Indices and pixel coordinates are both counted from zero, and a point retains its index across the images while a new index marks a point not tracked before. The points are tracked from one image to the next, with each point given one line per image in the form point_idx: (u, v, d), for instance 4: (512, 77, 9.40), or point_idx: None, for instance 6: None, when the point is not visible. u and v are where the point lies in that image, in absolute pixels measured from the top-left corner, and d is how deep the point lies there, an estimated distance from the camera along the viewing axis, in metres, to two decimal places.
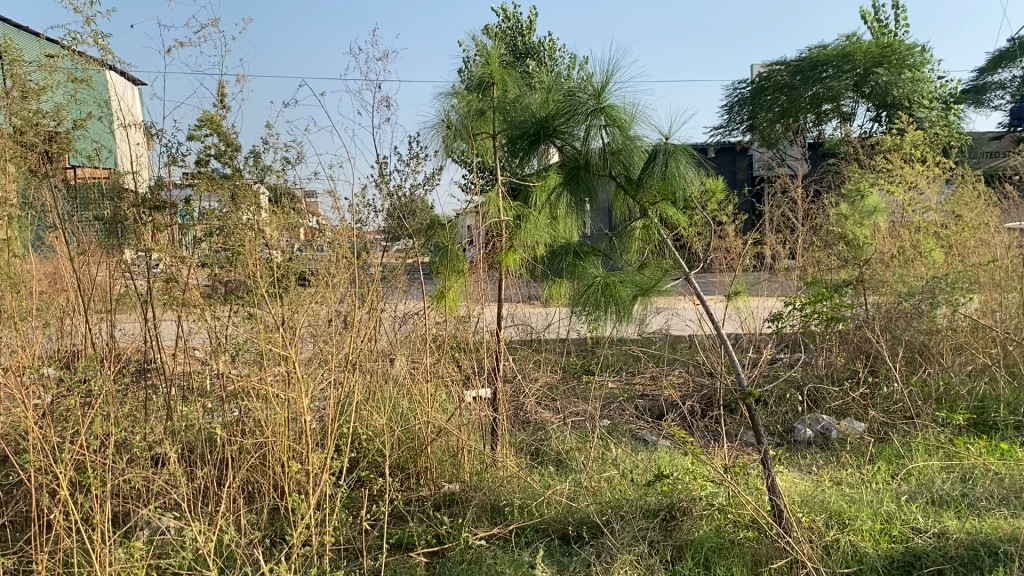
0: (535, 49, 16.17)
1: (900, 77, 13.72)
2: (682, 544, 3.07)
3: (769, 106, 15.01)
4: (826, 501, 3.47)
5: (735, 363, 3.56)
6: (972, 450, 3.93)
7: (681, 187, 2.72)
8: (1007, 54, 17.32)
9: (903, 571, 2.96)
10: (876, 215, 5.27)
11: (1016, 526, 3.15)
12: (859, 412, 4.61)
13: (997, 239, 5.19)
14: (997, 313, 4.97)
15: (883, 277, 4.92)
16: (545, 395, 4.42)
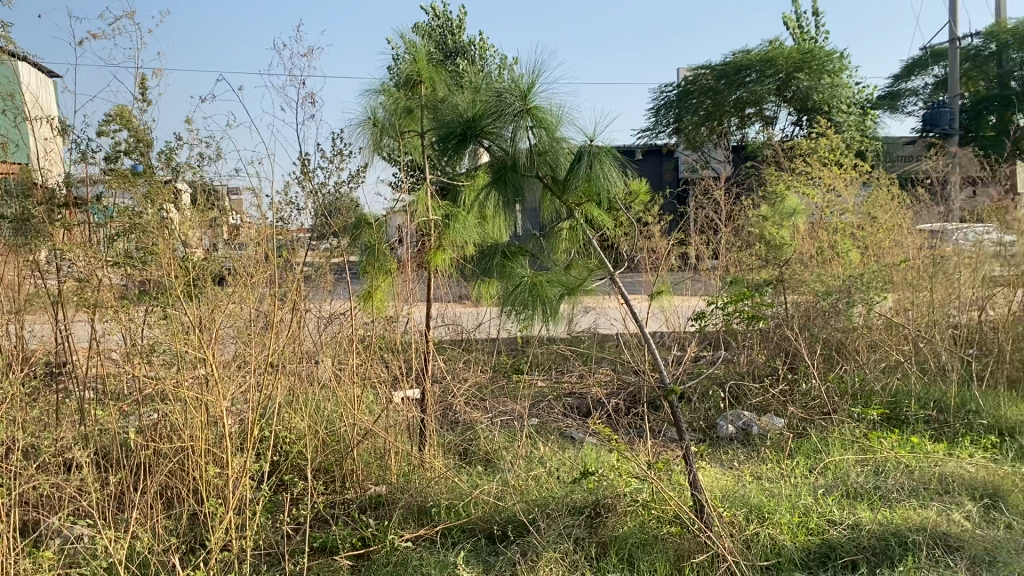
0: (464, 48, 16.13)
1: (820, 82, 14.14)
2: (606, 541, 3.11)
3: (695, 108, 15.23)
4: (747, 495, 3.55)
5: (660, 361, 3.61)
6: (885, 444, 4.07)
7: (606, 188, 2.73)
8: (920, 61, 18.00)
9: (818, 562, 3.05)
10: (796, 217, 5.41)
11: (924, 516, 3.27)
12: (779, 408, 4.70)
13: (910, 240, 5.30)
14: (909, 312, 5.16)
15: (802, 277, 5.08)
16: (473, 395, 4.42)
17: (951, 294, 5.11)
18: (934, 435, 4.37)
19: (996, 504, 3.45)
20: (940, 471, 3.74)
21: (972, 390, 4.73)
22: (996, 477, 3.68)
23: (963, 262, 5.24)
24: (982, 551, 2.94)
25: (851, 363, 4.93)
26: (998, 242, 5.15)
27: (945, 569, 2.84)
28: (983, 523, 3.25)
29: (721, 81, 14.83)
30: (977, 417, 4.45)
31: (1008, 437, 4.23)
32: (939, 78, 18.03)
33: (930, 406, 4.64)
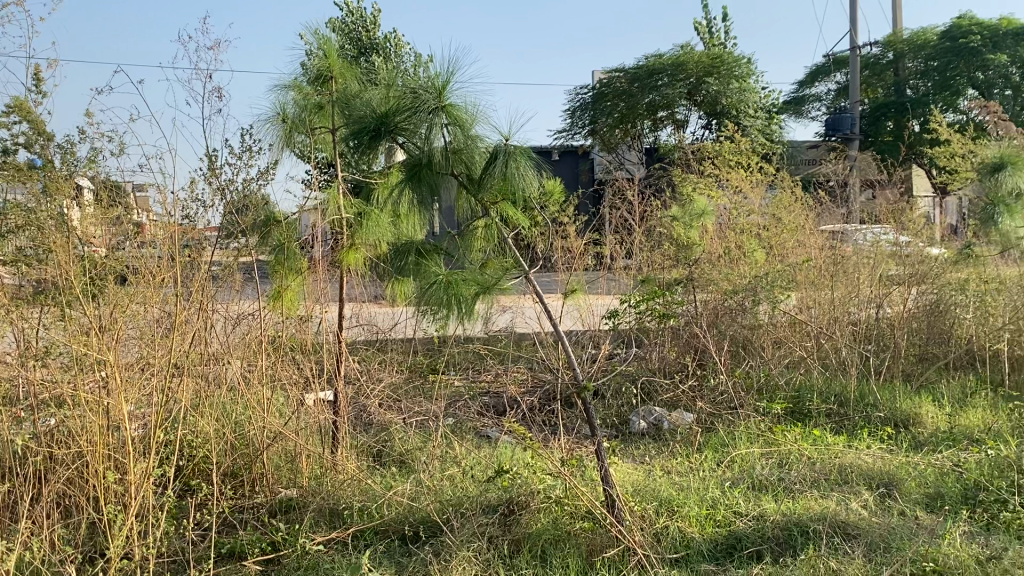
0: (380, 46, 16.00)
1: (728, 87, 14.59)
2: (519, 538, 3.12)
3: (609, 111, 15.38)
4: (657, 489, 3.63)
5: (573, 359, 3.65)
6: (789, 437, 4.22)
7: (521, 188, 2.76)
8: (823, 68, 18.71)
9: (725, 553, 3.14)
10: (704, 218, 5.32)
11: (825, 505, 3.40)
12: (689, 404, 4.83)
13: (813, 241, 5.58)
14: (812, 309, 5.34)
15: (710, 276, 5.12)
16: (388, 396, 4.38)
17: (851, 292, 5.33)
18: (834, 427, 4.55)
19: (891, 493, 3.61)
20: (839, 462, 3.89)
21: (870, 384, 4.94)
22: (891, 467, 3.85)
23: (861, 261, 5.46)
24: (878, 537, 3.07)
25: (757, 359, 5.08)
26: (894, 242, 5.37)
27: (843, 555, 2.95)
28: (879, 510, 3.40)
29: (634, 84, 14.96)
30: (873, 410, 4.66)
31: (902, 428, 4.44)
32: (841, 85, 18.78)
33: (831, 399, 4.83)
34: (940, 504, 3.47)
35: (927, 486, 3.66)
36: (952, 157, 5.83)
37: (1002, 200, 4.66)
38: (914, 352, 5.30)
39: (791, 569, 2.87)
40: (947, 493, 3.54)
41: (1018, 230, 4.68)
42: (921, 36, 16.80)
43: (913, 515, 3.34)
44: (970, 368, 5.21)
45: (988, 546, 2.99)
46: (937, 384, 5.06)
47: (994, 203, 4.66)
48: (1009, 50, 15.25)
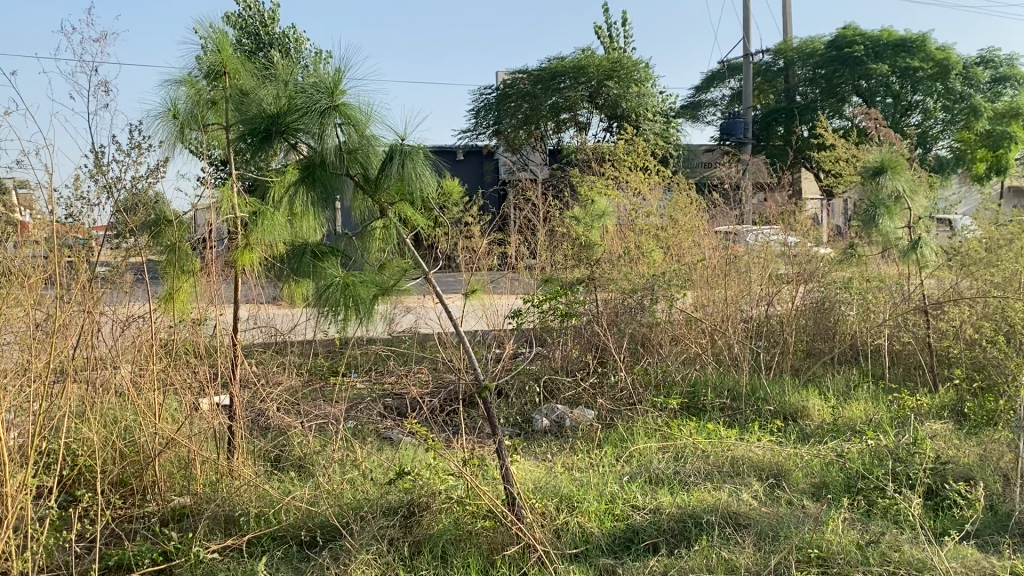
0: (279, 41, 15.69)
1: (628, 91, 14.91)
2: (420, 539, 3.12)
3: (513, 112, 15.40)
4: (558, 485, 3.68)
5: (473, 359, 3.65)
6: (684, 432, 4.35)
7: (418, 188, 2.75)
8: (718, 74, 19.29)
9: (622, 546, 3.22)
10: (604, 220, 5.42)
11: (717, 497, 3.52)
12: (590, 401, 4.89)
13: (707, 241, 5.76)
14: (707, 307, 5.50)
15: (610, 276, 5.29)
16: (287, 399, 4.30)
17: (743, 290, 5.53)
18: (727, 421, 4.71)
19: (780, 483, 3.76)
20: (731, 455, 4.03)
21: (761, 379, 5.13)
22: (780, 458, 4.01)
23: (753, 260, 5.66)
24: (767, 526, 3.19)
25: (655, 356, 5.21)
26: (783, 243, 5.63)
27: (735, 545, 3.06)
28: (768, 500, 3.53)
29: (537, 86, 15.10)
30: (764, 404, 4.84)
31: (791, 421, 4.63)
32: (734, 91, 19.42)
33: (725, 394, 4.99)
34: (824, 493, 3.64)
35: (813, 476, 3.83)
36: (837, 162, 6.10)
37: (882, 203, 4.89)
38: (802, 347, 5.52)
39: (686, 560, 2.95)
40: (831, 483, 3.71)
41: (897, 231, 4.92)
42: (809, 46, 17.54)
43: (800, 504, 3.49)
44: (853, 363, 5.46)
45: (866, 531, 3.15)
46: (822, 378, 5.29)
47: (876, 206, 4.89)
48: (889, 60, 16.04)
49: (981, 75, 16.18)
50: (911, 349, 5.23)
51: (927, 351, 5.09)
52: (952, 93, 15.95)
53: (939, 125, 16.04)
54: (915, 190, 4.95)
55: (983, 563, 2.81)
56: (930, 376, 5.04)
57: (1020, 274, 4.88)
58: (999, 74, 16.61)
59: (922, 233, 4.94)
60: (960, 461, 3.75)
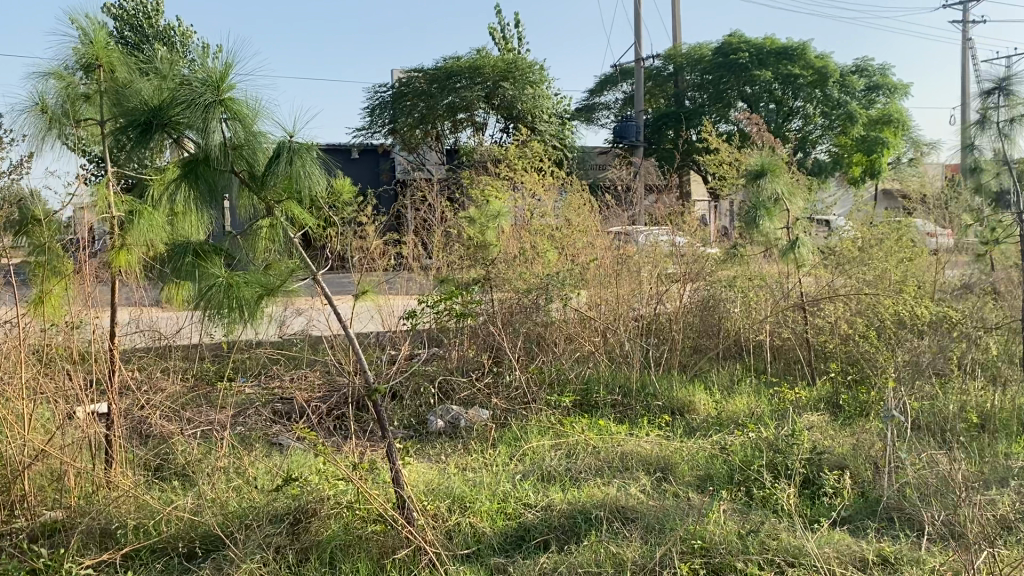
0: (164, 34, 15.16)
1: (523, 92, 15.03)
2: (308, 546, 3.05)
3: (409, 111, 15.22)
4: (450, 486, 3.67)
5: (363, 361, 3.58)
6: (576, 429, 4.41)
7: (307, 186, 2.68)
8: (611, 78, 19.66)
9: (514, 544, 3.24)
10: (500, 220, 5.37)
11: (607, 492, 3.57)
12: (484, 400, 4.90)
13: (600, 241, 5.84)
14: (601, 306, 5.60)
15: (506, 276, 5.39)
16: (171, 406, 4.14)
17: (634, 289, 5.65)
18: (618, 417, 4.80)
19: (667, 476, 3.86)
20: (621, 450, 4.10)
21: (650, 375, 5.27)
22: (667, 452, 4.11)
23: (644, 259, 5.74)
24: (653, 519, 3.26)
25: (550, 355, 5.27)
26: (672, 244, 5.81)
27: (622, 539, 3.11)
28: (655, 493, 3.62)
29: (433, 85, 15.02)
30: (653, 399, 4.96)
31: (678, 415, 4.76)
32: (627, 94, 19.84)
33: (616, 391, 5.10)
34: (708, 484, 3.76)
35: (699, 469, 3.94)
36: (721, 164, 6.29)
37: (762, 204, 5.06)
38: (689, 343, 5.68)
39: (575, 555, 2.98)
40: (715, 475, 3.83)
41: (776, 232, 5.10)
42: (697, 52, 18.08)
43: (685, 496, 3.59)
44: (737, 358, 5.65)
45: (747, 521, 3.27)
46: (708, 373, 5.47)
47: (756, 207, 5.05)
48: (772, 68, 16.71)
49: (855, 83, 16.97)
50: (791, 345, 5.45)
51: (805, 346, 5.31)
52: (830, 100, 16.76)
53: (817, 130, 16.95)
54: (793, 192, 5.15)
55: (853, 547, 2.96)
56: (808, 370, 5.28)
57: (889, 272, 5.30)
58: (872, 83, 17.49)
59: (800, 233, 5.14)
60: (835, 450, 3.93)
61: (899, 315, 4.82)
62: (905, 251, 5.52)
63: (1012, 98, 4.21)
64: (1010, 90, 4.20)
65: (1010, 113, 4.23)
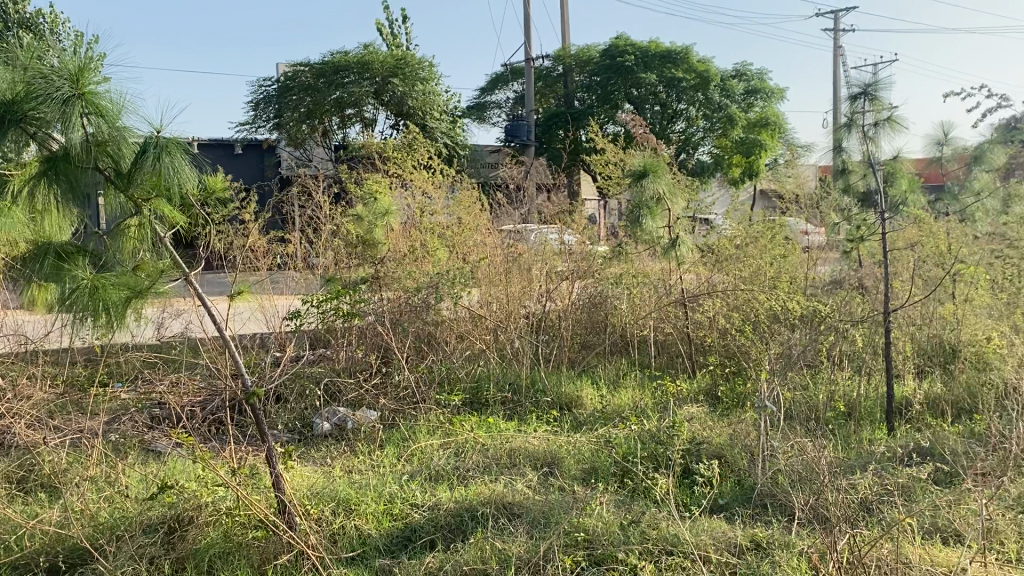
0: (30, 20, 14.33)
1: (414, 88, 14.93)
2: (184, 555, 2.94)
3: (295, 105, 14.81)
4: (335, 489, 3.60)
5: (240, 365, 3.45)
6: (465, 427, 4.42)
7: (176, 182, 2.57)
8: (501, 77, 19.77)
9: (399, 545, 3.21)
10: (387, 217, 5.51)
11: (494, 489, 3.59)
12: (373, 402, 4.81)
13: (489, 240, 5.85)
14: (492, 305, 5.61)
15: (394, 274, 5.34)
16: (36, 415, 3.92)
17: (523, 287, 5.69)
18: (507, 414, 4.83)
19: (553, 471, 3.91)
20: (509, 447, 4.12)
21: (539, 371, 5.32)
22: (554, 446, 4.16)
23: (534, 257, 5.89)
24: (538, 514, 3.29)
25: (439, 353, 5.25)
26: (561, 242, 5.91)
27: (508, 535, 3.13)
28: (540, 488, 3.65)
29: (320, 80, 14.69)
30: (542, 395, 5.02)
31: (565, 411, 4.83)
32: (518, 93, 19.98)
33: (505, 388, 5.14)
34: (593, 477, 3.82)
35: (585, 462, 4.00)
36: (607, 165, 6.39)
37: (645, 204, 5.16)
38: (578, 340, 5.71)
39: (460, 553, 2.99)
40: (599, 468, 3.90)
41: (659, 230, 5.22)
42: (584, 53, 18.37)
43: (571, 489, 3.64)
44: (623, 353, 5.71)
45: (630, 512, 3.35)
46: (596, 369, 5.56)
47: (639, 206, 5.15)
48: (657, 70, 17.14)
49: (735, 87, 17.64)
50: (672, 339, 5.60)
51: (687, 340, 5.46)
52: (711, 103, 17.41)
53: (699, 130, 17.74)
54: (674, 193, 5.26)
55: (728, 534, 3.07)
56: (688, 363, 5.43)
57: (764, 269, 5.52)
58: (751, 87, 18.20)
59: (681, 232, 5.28)
60: (713, 440, 4.06)
61: (773, 309, 5.01)
62: (780, 249, 5.75)
63: (876, 103, 4.43)
64: (875, 95, 4.42)
65: (874, 117, 4.44)
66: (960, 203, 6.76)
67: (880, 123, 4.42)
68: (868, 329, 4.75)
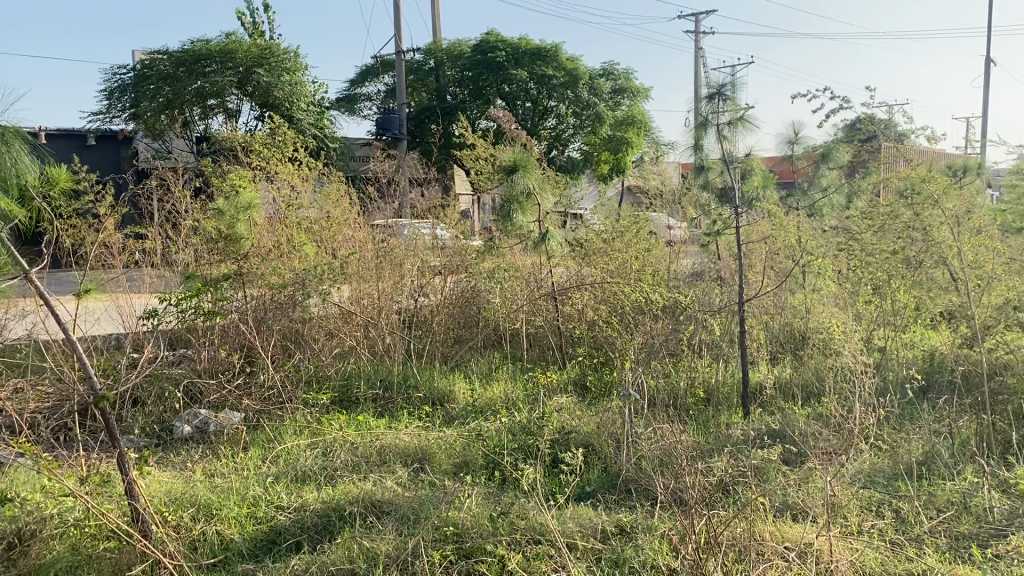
0: None
1: (280, 79, 14.53)
2: (27, 571, 2.77)
3: (153, 95, 14.08)
4: (195, 494, 3.47)
5: (88, 365, 3.18)
6: (334, 426, 4.34)
7: (14, 173, 2.41)
8: (372, 69, 19.49)
9: (263, 549, 3.12)
10: (252, 211, 5.08)
11: (363, 487, 3.53)
12: (236, 403, 4.64)
13: (357, 234, 5.74)
14: (363, 301, 5.54)
15: (258, 270, 5.15)
16: None
17: (395, 283, 5.64)
18: (377, 411, 4.79)
19: (424, 466, 3.89)
20: (378, 444, 4.06)
21: (411, 367, 5.31)
22: (424, 442, 4.13)
23: (406, 252, 5.80)
24: (408, 510, 3.26)
25: (307, 352, 5.16)
26: (433, 236, 5.88)
27: (376, 533, 3.09)
28: (410, 484, 3.63)
29: (179, 69, 14.08)
30: (414, 391, 5.00)
31: (438, 406, 4.82)
32: (388, 86, 19.77)
33: (376, 384, 5.09)
34: (464, 471, 3.82)
35: (456, 456, 3.98)
36: (478, 159, 6.35)
37: (515, 198, 5.16)
38: (450, 334, 5.73)
39: (326, 554, 2.93)
40: (471, 461, 3.90)
41: (528, 224, 5.26)
42: (456, 47, 18.30)
43: (440, 484, 3.64)
44: (496, 347, 5.76)
45: (499, 502, 3.38)
46: (469, 364, 5.54)
47: (510, 201, 5.15)
48: (528, 67, 17.28)
49: (603, 87, 18.11)
50: (544, 332, 5.65)
51: (557, 333, 5.53)
52: (580, 101, 17.79)
53: (570, 129, 18.02)
54: (544, 187, 5.30)
55: (593, 520, 3.15)
56: (559, 355, 5.49)
57: (629, 262, 5.67)
58: (618, 86, 18.72)
59: (550, 225, 5.35)
60: (581, 429, 4.14)
61: (639, 302, 5.10)
62: (646, 243, 5.90)
63: (732, 103, 4.60)
64: (731, 95, 4.60)
65: (730, 116, 4.62)
66: (809, 199, 7.16)
67: (736, 123, 4.60)
68: (725, 319, 4.97)
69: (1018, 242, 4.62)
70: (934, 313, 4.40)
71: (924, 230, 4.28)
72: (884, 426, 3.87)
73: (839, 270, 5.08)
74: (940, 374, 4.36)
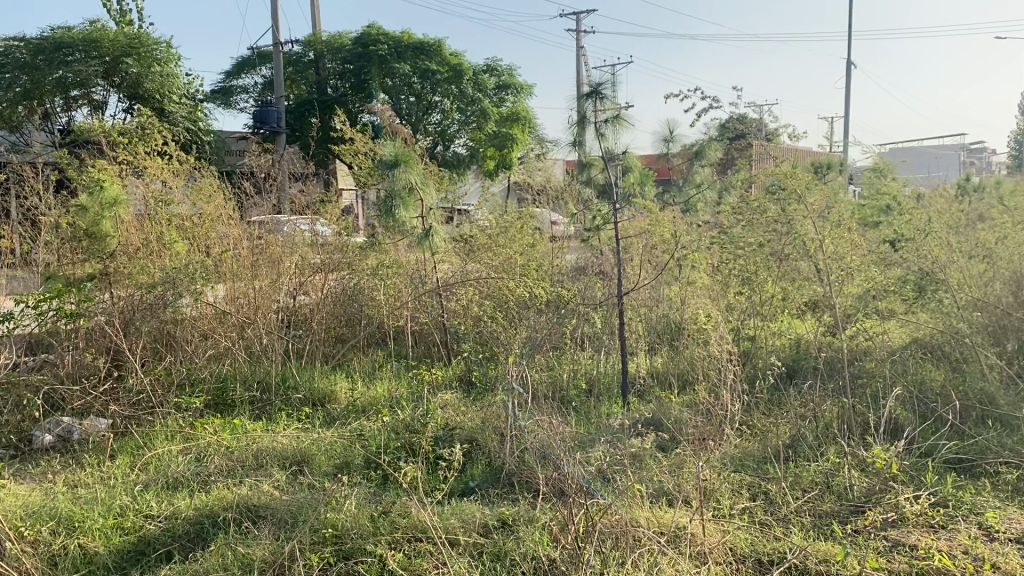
0: None
1: (149, 70, 13.93)
2: None
3: (7, 83, 13.03)
4: (55, 506, 3.27)
5: None
6: (208, 430, 4.19)
7: None
8: (247, 61, 18.92)
9: (131, 561, 2.97)
10: (117, 208, 4.83)
11: (238, 492, 3.41)
12: (103, 409, 4.40)
13: (233, 232, 5.56)
14: (240, 300, 5.37)
15: (126, 270, 4.92)
16: None
17: (273, 282, 5.49)
18: (255, 413, 4.65)
19: (303, 469, 3.80)
20: (254, 448, 3.94)
21: (291, 367, 5.15)
22: (303, 443, 4.03)
23: (284, 250, 5.65)
24: (286, 513, 3.18)
25: (179, 353, 4.91)
26: (313, 233, 5.75)
27: (252, 538, 2.99)
28: (288, 487, 3.54)
29: (37, 57, 13.16)
30: (293, 392, 4.88)
31: (319, 406, 4.73)
32: (265, 78, 19.25)
33: (253, 386, 4.94)
34: (344, 472, 3.75)
35: (335, 458, 3.91)
36: (358, 152, 6.22)
37: (398, 193, 5.07)
38: (332, 333, 5.62)
39: (199, 562, 2.82)
40: (351, 461, 3.84)
41: (412, 220, 5.17)
42: (338, 39, 17.91)
43: (320, 486, 3.56)
44: (382, 344, 5.65)
45: (381, 502, 3.34)
46: (352, 362, 5.44)
47: (392, 196, 5.04)
48: (411, 61, 17.11)
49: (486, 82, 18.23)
50: (428, 329, 5.62)
51: (441, 329, 5.51)
52: (464, 96, 17.90)
53: (455, 125, 18.04)
54: (426, 182, 5.22)
55: (476, 515, 3.15)
56: (444, 351, 5.47)
57: (512, 257, 5.70)
58: (501, 82, 18.86)
59: (434, 222, 5.26)
60: (465, 425, 4.13)
61: (521, 297, 5.16)
62: (528, 238, 5.94)
63: (609, 102, 4.71)
64: (609, 94, 4.70)
65: (608, 115, 4.73)
66: (685, 195, 7.39)
67: (613, 121, 4.71)
68: (606, 312, 5.07)
69: (874, 235, 4.90)
70: (799, 304, 4.60)
71: (790, 225, 4.47)
72: (753, 412, 4.03)
73: (713, 263, 5.25)
74: (805, 361, 4.57)
